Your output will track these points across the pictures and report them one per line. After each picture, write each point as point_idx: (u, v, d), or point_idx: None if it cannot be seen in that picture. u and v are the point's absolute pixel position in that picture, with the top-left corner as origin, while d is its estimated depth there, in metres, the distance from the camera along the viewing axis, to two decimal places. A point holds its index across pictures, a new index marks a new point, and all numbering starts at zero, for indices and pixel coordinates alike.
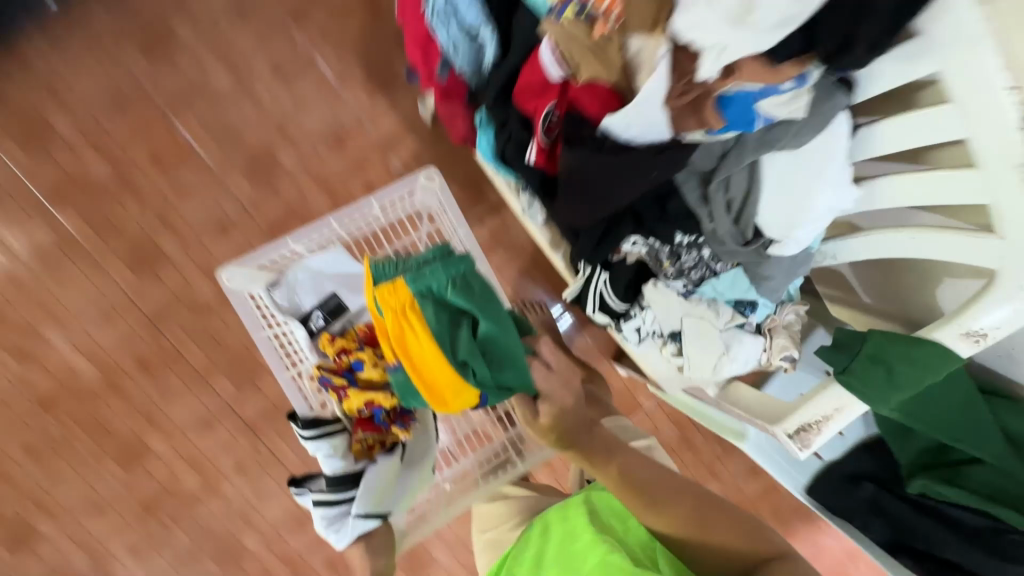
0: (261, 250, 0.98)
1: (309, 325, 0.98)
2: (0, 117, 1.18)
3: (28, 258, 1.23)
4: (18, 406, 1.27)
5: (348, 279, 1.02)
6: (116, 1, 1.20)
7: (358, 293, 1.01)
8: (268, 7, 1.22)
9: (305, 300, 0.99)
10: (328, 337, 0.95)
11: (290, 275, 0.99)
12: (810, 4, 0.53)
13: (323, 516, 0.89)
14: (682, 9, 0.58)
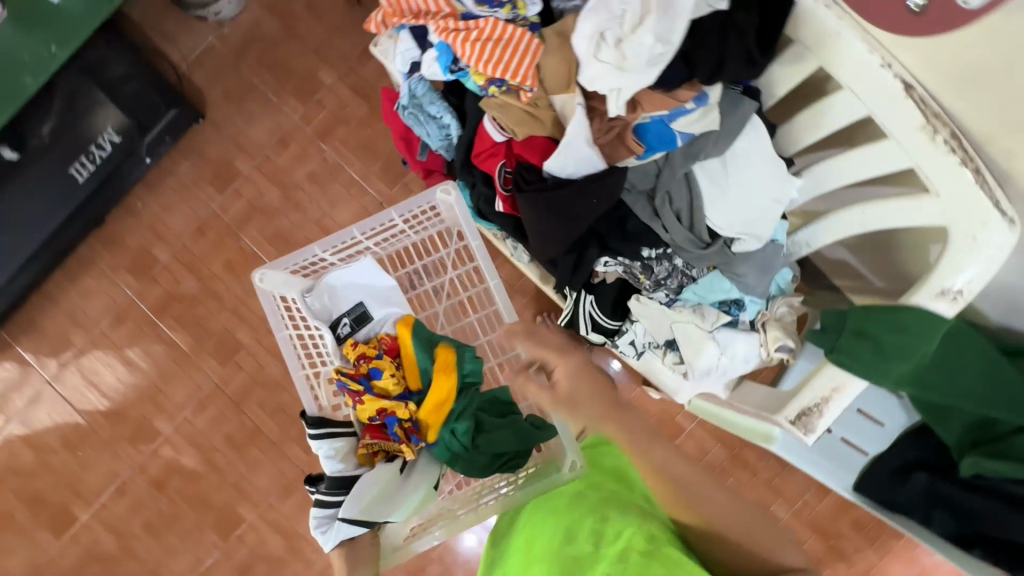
0: (291, 256, 0.99)
1: (335, 332, 1.04)
2: (119, 255, 1.53)
3: (142, 362, 1.53)
4: (139, 490, 1.52)
5: (375, 289, 1.06)
6: (192, 153, 1.54)
7: (384, 305, 1.06)
8: (302, 132, 1.51)
9: (333, 306, 1.04)
10: (352, 342, 1.01)
11: (320, 283, 1.05)
12: (671, 41, 0.65)
13: (318, 515, 0.88)
14: (583, 67, 0.72)
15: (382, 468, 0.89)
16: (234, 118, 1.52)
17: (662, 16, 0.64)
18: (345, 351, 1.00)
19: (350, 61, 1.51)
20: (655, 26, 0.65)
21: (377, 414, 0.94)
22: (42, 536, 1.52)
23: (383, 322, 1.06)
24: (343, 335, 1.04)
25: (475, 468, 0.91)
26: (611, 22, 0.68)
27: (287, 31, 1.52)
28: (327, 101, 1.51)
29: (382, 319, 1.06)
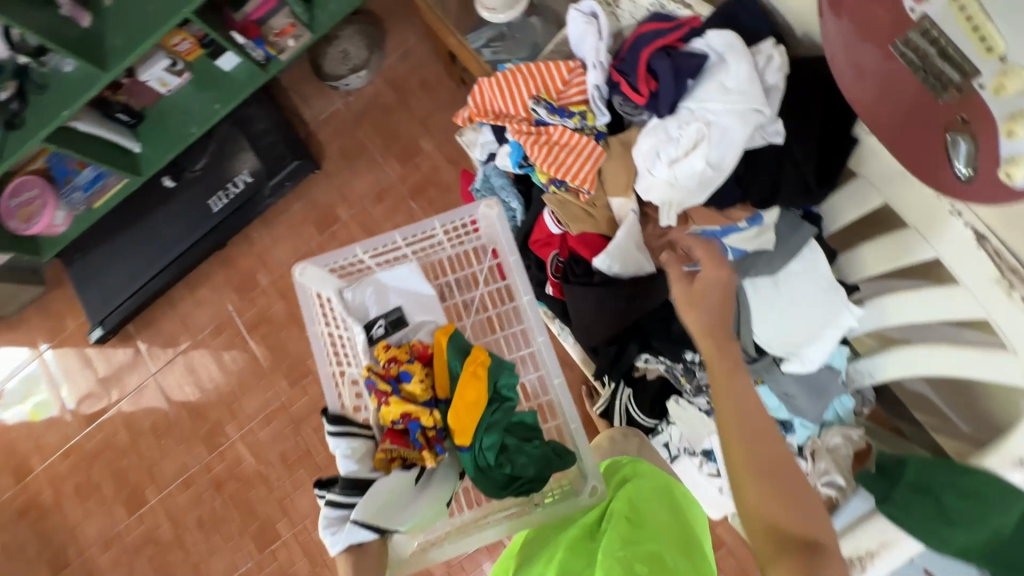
0: (331, 254, 0.99)
1: (368, 333, 1.01)
2: (230, 275, 1.78)
3: (228, 371, 1.73)
4: (201, 486, 1.68)
5: (413, 295, 1.05)
6: (304, 196, 1.77)
7: (422, 311, 1.03)
8: (397, 191, 1.69)
9: (370, 306, 1.03)
10: (383, 345, 0.97)
11: (361, 284, 1.04)
12: (721, 171, 0.70)
13: (327, 518, 0.81)
14: (640, 176, 0.78)
15: (396, 473, 0.83)
16: (343, 170, 1.74)
17: (718, 144, 0.70)
18: (375, 352, 0.97)
19: (449, 133, 1.69)
20: (709, 152, 0.70)
21: (400, 419, 0.89)
22: (119, 509, 1.73)
23: (418, 328, 1.03)
24: (376, 337, 1.01)
25: (496, 485, 0.84)
26: (670, 140, 0.73)
27: (400, 103, 1.73)
28: (423, 165, 1.69)
29: (418, 325, 1.03)
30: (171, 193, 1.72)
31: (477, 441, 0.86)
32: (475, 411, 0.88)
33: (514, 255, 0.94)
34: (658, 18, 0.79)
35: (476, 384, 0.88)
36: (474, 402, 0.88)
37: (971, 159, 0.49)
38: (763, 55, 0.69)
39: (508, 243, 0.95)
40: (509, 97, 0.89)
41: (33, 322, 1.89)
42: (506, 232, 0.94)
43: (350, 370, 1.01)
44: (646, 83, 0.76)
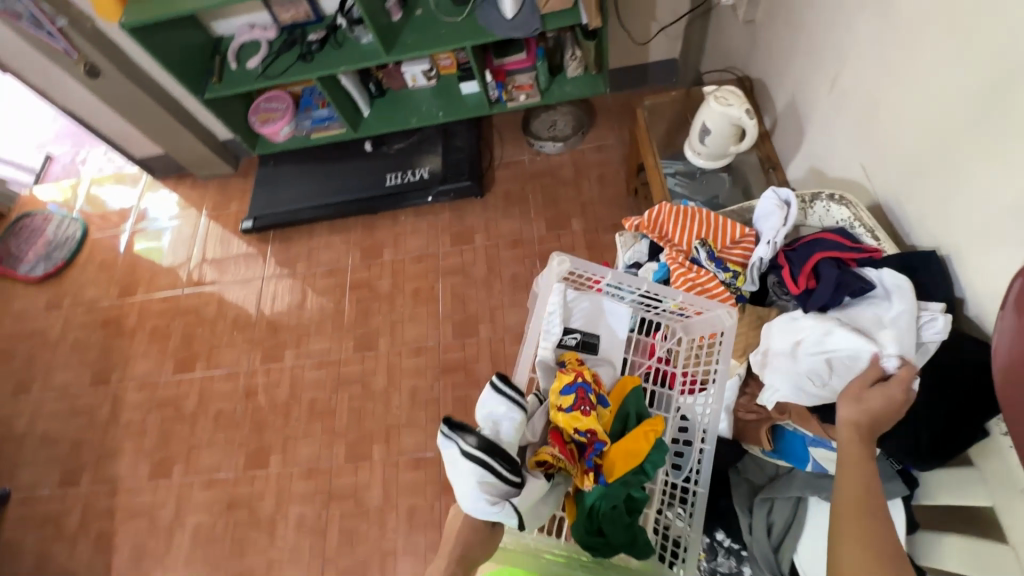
0: (586, 262, 0.87)
1: (561, 338, 0.93)
2: (366, 237, 2.01)
3: (315, 308, 1.91)
4: (237, 386, 1.83)
5: (614, 337, 0.96)
6: (457, 209, 1.98)
7: (612, 358, 0.95)
8: (532, 246, 1.84)
9: (576, 315, 0.97)
10: (577, 359, 0.88)
11: (585, 297, 0.97)
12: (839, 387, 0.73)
13: (479, 477, 0.70)
14: (757, 353, 0.83)
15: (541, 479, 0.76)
16: (498, 208, 1.94)
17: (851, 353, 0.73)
18: (563, 358, 0.90)
19: (600, 226, 1.83)
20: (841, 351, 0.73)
21: (584, 432, 0.80)
22: (169, 364, 1.93)
23: (601, 368, 0.94)
24: (565, 346, 0.94)
25: (584, 524, 0.77)
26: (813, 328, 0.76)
27: (575, 182, 1.92)
28: (564, 239, 1.83)
29: (602, 361, 0.95)
30: (367, 155, 2.04)
31: (614, 489, 0.78)
32: (630, 463, 0.78)
33: (723, 364, 0.87)
34: (843, 232, 0.85)
35: (640, 440, 0.79)
36: (633, 456, 0.79)
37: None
38: (927, 312, 0.72)
39: (724, 353, 0.87)
40: (681, 228, 0.99)
41: (210, 190, 2.24)
42: (730, 340, 0.86)
43: (523, 360, 0.91)
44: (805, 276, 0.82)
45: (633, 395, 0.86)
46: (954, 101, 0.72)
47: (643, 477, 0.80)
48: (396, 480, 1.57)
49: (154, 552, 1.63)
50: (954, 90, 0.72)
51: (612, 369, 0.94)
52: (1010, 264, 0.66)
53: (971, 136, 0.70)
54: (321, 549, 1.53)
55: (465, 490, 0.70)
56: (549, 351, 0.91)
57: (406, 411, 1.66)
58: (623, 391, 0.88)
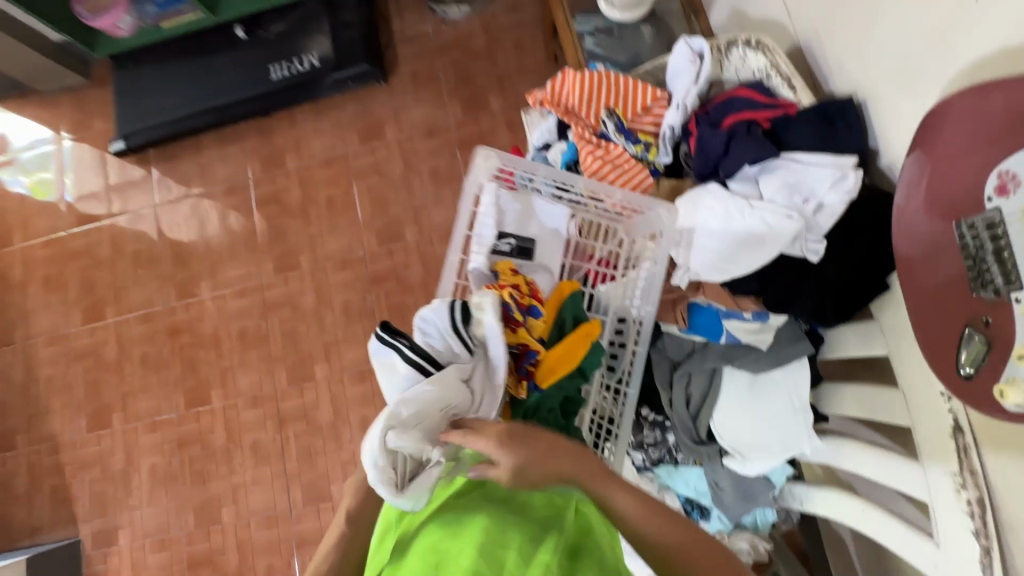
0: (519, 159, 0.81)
1: (495, 244, 0.81)
2: (262, 145, 1.77)
3: (223, 232, 1.74)
4: (158, 327, 1.71)
5: (553, 239, 0.84)
6: (360, 99, 1.73)
7: (551, 262, 0.83)
8: (449, 134, 1.66)
9: (510, 218, 0.82)
10: (511, 266, 0.78)
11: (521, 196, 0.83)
12: (738, 268, 0.71)
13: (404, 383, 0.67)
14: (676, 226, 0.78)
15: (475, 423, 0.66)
16: (406, 93, 1.71)
17: (767, 220, 0.68)
18: (496, 267, 0.78)
19: (522, 102, 1.65)
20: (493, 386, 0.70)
21: (516, 344, 0.74)
22: (75, 314, 1.77)
23: (536, 275, 0.83)
24: (498, 254, 0.81)
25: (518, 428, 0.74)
26: (726, 203, 0.72)
27: (487, 52, 1.69)
28: (483, 121, 1.65)
29: (539, 268, 0.83)
30: (240, 44, 1.72)
31: (549, 395, 0.74)
32: (564, 368, 0.74)
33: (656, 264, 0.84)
34: (756, 86, 0.77)
35: (577, 344, 0.75)
36: (567, 362, 0.74)
37: (977, 363, 0.49)
38: (840, 167, 0.66)
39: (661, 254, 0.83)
40: (585, 97, 0.86)
41: (63, 107, 1.88)
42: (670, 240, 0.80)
43: (451, 265, 0.81)
44: (717, 148, 0.75)
45: (569, 301, 0.79)
46: None
47: (577, 377, 0.77)
48: (343, 395, 1.56)
49: (116, 497, 1.63)
50: None
51: (550, 276, 0.84)
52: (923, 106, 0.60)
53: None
54: (282, 469, 1.55)
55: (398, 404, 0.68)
56: (482, 258, 0.80)
57: (342, 328, 1.60)
58: (559, 297, 0.80)
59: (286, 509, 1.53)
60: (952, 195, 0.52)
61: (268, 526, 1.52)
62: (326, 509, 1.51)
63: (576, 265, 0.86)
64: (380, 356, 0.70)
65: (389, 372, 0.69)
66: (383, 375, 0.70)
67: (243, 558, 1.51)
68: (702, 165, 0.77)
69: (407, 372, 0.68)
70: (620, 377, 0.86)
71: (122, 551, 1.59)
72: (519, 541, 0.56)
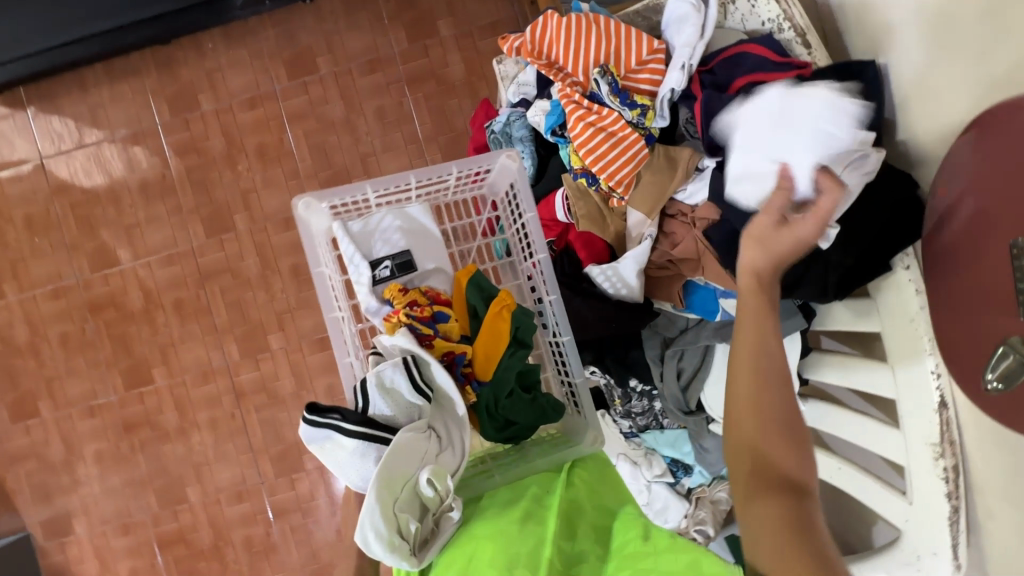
0: (336, 188, 0.76)
1: (373, 274, 0.79)
2: (167, 81, 1.48)
3: (135, 189, 1.49)
4: (74, 303, 1.50)
5: (430, 236, 0.83)
6: (283, 24, 1.47)
7: (436, 254, 0.83)
8: (394, 67, 1.45)
9: (376, 243, 0.80)
10: (396, 288, 0.77)
11: (372, 218, 0.81)
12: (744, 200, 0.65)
13: (355, 455, 0.66)
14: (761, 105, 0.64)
15: (454, 456, 0.70)
16: (338, 17, 1.46)
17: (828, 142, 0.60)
18: (386, 296, 0.78)
19: (475, 28, 1.44)
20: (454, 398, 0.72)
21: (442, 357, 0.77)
22: None
23: (427, 274, 0.82)
24: (382, 281, 0.80)
25: (491, 424, 0.76)
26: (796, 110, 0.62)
27: None
28: (432, 51, 1.45)
29: (431, 271, 0.82)
30: None
31: (500, 380, 0.75)
32: (494, 351, 0.76)
33: (531, 211, 0.76)
34: (766, 40, 0.69)
35: (494, 328, 0.75)
36: (496, 343, 0.75)
37: (1008, 378, 0.52)
38: (859, 143, 0.61)
39: (526, 199, 0.77)
40: (573, 49, 0.77)
41: None
42: (525, 184, 0.77)
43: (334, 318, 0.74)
44: (724, 116, 0.69)
45: (473, 289, 0.77)
46: None
47: (518, 351, 0.75)
48: (305, 364, 1.47)
49: (62, 488, 1.51)
50: None
51: (446, 273, 0.83)
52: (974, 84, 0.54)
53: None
54: (247, 444, 1.48)
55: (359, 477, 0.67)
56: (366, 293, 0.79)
57: (294, 294, 1.47)
58: (461, 290, 0.80)
59: (257, 482, 1.48)
60: (985, 209, 0.52)
61: (239, 500, 1.48)
62: (301, 478, 1.48)
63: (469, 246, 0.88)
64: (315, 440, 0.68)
65: (335, 449, 0.67)
66: (326, 454, 0.67)
67: (218, 534, 1.48)
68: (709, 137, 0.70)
69: (351, 445, 0.66)
70: (553, 331, 0.79)
71: (81, 540, 1.50)
72: (528, 553, 0.60)
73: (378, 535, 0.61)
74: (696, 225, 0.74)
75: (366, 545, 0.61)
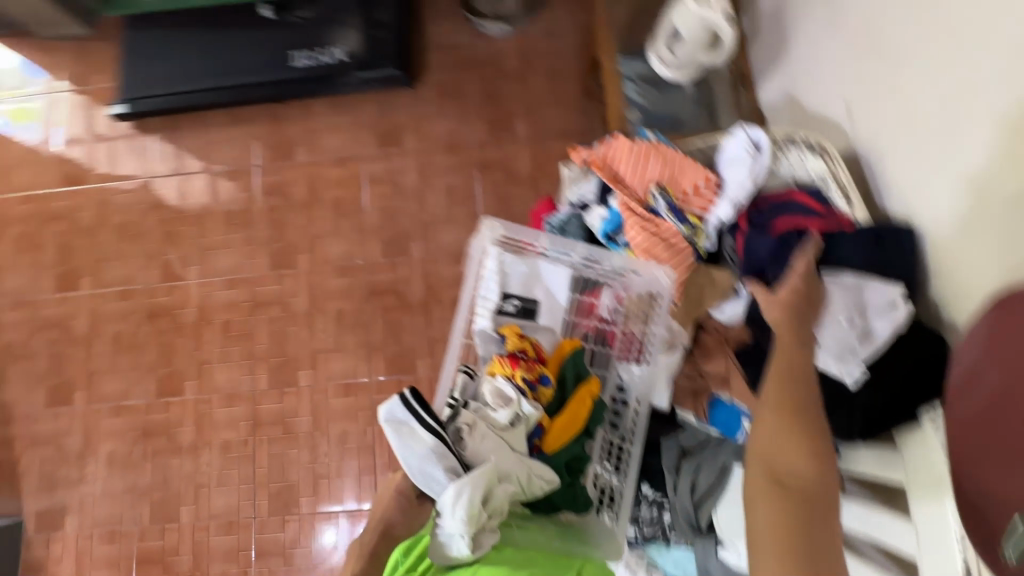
0: (517, 227, 0.85)
1: (499, 305, 0.85)
2: (274, 132, 1.70)
3: (219, 216, 1.66)
4: (136, 306, 1.62)
5: (556, 300, 0.87)
6: (383, 102, 1.68)
7: (555, 323, 0.86)
8: (470, 152, 1.62)
9: (513, 279, 0.86)
10: (515, 330, 0.79)
11: (525, 259, 0.87)
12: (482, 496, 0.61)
13: (429, 447, 0.63)
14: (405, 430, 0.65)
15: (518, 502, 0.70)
16: (431, 104, 1.66)
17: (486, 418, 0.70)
18: (501, 330, 0.79)
19: (548, 132, 1.61)
20: (506, 456, 0.67)
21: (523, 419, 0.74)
22: (48, 280, 1.66)
23: (541, 333, 0.84)
24: (503, 315, 0.85)
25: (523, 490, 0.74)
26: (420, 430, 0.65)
27: (520, 74, 1.65)
28: (507, 146, 1.61)
29: (542, 328, 0.84)
30: (265, 24, 1.65)
31: (557, 456, 0.74)
32: (569, 432, 0.76)
33: (661, 328, 0.85)
34: (812, 193, 0.81)
35: (579, 409, 0.76)
36: (574, 426, 0.76)
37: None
38: (888, 296, 0.69)
39: (662, 317, 0.85)
40: (638, 168, 0.89)
41: (63, 58, 1.79)
42: (668, 302, 0.84)
43: (457, 331, 0.84)
44: (762, 256, 0.79)
45: (571, 358, 0.79)
46: (982, 59, 0.60)
47: (584, 438, 0.78)
48: (325, 406, 1.51)
49: (67, 480, 1.54)
50: (973, 47, 0.61)
51: (554, 335, 0.85)
52: (999, 264, 0.59)
53: (975, 97, 0.62)
54: (251, 474, 1.49)
55: (419, 469, 0.63)
56: (488, 319, 0.84)
57: (334, 336, 1.54)
58: (560, 355, 0.81)
59: (249, 516, 1.47)
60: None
61: (227, 531, 1.46)
62: (292, 522, 1.46)
63: (576, 321, 0.88)
64: (393, 420, 0.66)
65: (411, 434, 0.64)
66: (399, 438, 0.64)
67: (196, 562, 1.45)
68: (745, 267, 0.82)
69: (429, 438, 0.64)
70: (623, 434, 0.85)
71: (67, 538, 1.50)
72: None
73: (470, 494, 0.60)
74: (730, 343, 0.80)
75: (461, 495, 0.60)
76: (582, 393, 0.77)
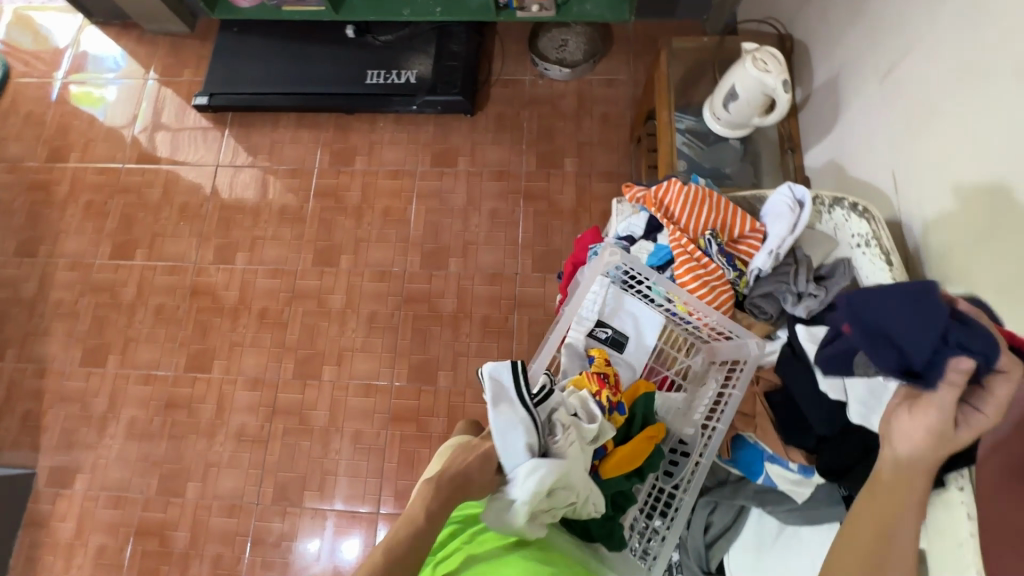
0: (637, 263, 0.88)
1: (593, 329, 0.99)
2: (338, 139, 1.81)
3: (274, 209, 1.75)
4: (182, 282, 1.70)
5: (642, 340, 0.99)
6: (443, 125, 1.79)
7: (637, 361, 0.99)
8: (519, 181, 1.70)
9: (610, 312, 1.00)
10: (604, 356, 0.91)
11: (625, 297, 1.01)
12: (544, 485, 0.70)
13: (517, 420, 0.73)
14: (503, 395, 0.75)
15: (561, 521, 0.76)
16: (487, 132, 1.76)
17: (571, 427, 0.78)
18: (592, 351, 0.94)
19: (595, 172, 1.69)
20: (579, 468, 0.75)
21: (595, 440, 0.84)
22: (106, 246, 1.76)
23: (622, 368, 0.98)
24: (595, 338, 0.99)
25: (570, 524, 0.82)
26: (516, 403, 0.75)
27: (575, 116, 1.75)
28: (553, 179, 1.69)
29: (626, 363, 0.99)
30: (346, 42, 1.79)
31: (608, 482, 0.84)
32: (629, 464, 0.83)
33: (738, 392, 0.88)
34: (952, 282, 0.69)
35: (642, 445, 0.84)
36: (632, 461, 0.84)
37: None
38: None
39: (742, 381, 0.88)
40: (689, 212, 0.94)
41: (159, 50, 1.95)
42: (751, 369, 0.88)
43: (554, 338, 0.94)
44: None
45: (643, 399, 0.89)
46: None
47: (634, 478, 0.86)
48: (344, 403, 1.54)
49: (85, 440, 1.58)
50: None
51: (633, 372, 0.98)
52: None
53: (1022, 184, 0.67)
54: (260, 459, 1.51)
55: (504, 428, 0.73)
56: (580, 337, 0.98)
57: (362, 336, 1.59)
58: (634, 393, 0.91)
59: (252, 501, 1.48)
60: None
61: (229, 514, 1.47)
62: (293, 514, 1.46)
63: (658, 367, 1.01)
64: (498, 380, 0.76)
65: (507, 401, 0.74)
66: (497, 398, 0.74)
67: (194, 539, 1.46)
68: None
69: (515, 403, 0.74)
70: (675, 484, 0.92)
71: (73, 497, 1.53)
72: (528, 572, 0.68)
73: (541, 476, 0.70)
74: (758, 386, 0.88)
75: (533, 473, 0.71)
76: (648, 434, 0.86)
